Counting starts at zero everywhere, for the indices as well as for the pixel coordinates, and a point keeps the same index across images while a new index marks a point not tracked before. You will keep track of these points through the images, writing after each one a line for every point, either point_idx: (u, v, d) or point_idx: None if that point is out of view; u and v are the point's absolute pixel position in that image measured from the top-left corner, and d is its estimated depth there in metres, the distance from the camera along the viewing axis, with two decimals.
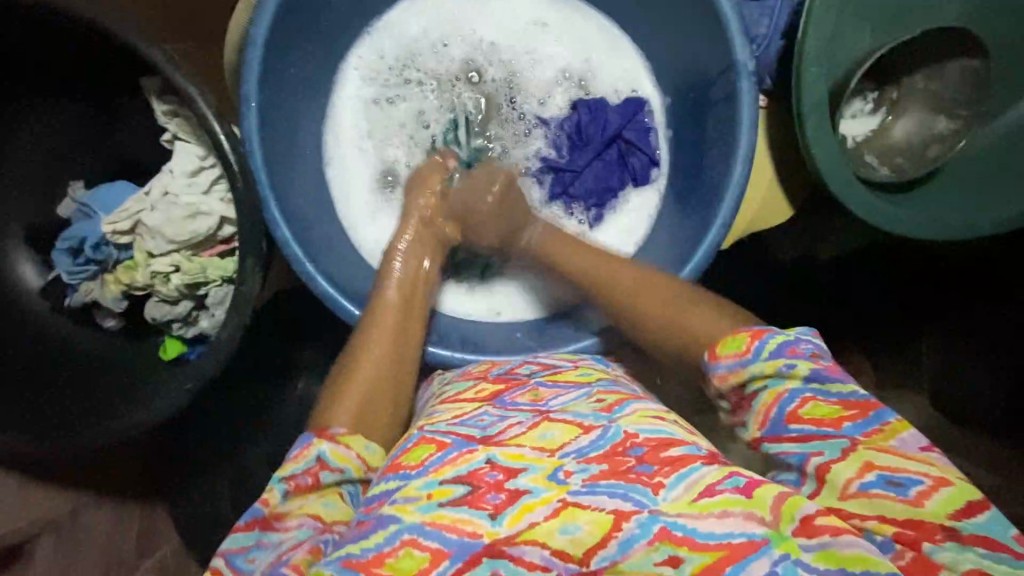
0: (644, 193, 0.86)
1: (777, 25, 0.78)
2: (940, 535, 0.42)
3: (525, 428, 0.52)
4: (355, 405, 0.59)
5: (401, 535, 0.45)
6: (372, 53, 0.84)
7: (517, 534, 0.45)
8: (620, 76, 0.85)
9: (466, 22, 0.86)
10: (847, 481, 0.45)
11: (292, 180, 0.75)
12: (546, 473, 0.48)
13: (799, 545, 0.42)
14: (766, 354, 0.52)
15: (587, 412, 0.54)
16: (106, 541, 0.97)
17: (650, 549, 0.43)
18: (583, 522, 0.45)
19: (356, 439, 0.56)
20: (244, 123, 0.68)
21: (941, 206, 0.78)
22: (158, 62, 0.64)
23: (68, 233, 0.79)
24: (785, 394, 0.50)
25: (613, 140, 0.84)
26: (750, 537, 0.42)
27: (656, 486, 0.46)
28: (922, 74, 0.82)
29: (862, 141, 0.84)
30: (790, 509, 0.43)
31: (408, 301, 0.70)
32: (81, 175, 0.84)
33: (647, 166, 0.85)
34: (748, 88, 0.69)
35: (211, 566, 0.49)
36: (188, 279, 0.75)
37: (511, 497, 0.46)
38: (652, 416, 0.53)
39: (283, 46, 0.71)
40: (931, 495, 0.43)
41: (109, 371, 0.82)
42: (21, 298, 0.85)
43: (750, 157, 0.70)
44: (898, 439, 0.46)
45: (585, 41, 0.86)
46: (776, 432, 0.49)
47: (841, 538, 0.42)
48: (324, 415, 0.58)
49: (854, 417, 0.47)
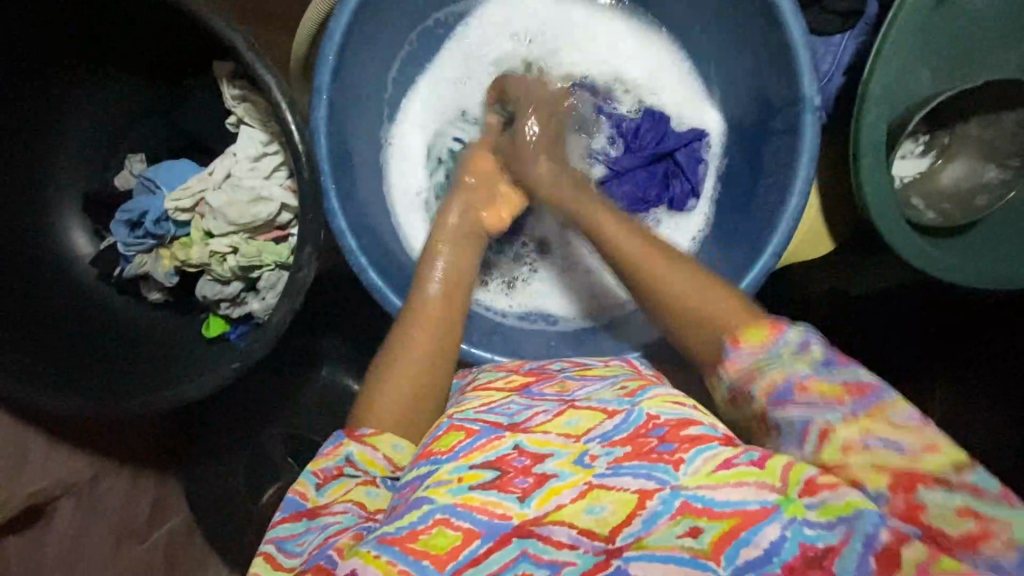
0: (676, 219, 0.88)
1: (840, 62, 0.80)
2: (931, 483, 0.43)
3: (550, 415, 0.53)
4: (399, 391, 0.61)
5: (434, 514, 0.45)
6: (433, 52, 0.87)
7: (545, 515, 0.45)
8: (674, 102, 0.88)
9: (526, 35, 0.89)
10: (848, 441, 0.45)
11: (353, 171, 0.78)
12: (572, 457, 0.48)
13: (804, 505, 0.43)
14: (787, 340, 0.51)
15: (611, 399, 0.54)
16: (122, 507, 0.97)
17: (673, 523, 0.43)
18: (607, 502, 0.45)
19: (383, 439, 0.57)
20: (314, 113, 0.70)
21: (981, 253, 0.79)
22: (239, 48, 0.65)
23: (128, 207, 0.81)
24: (792, 374, 0.49)
25: (663, 157, 0.87)
26: (762, 504, 0.43)
27: (676, 462, 0.46)
28: (977, 121, 0.82)
29: (909, 181, 0.85)
30: (796, 474, 0.45)
31: (451, 286, 0.69)
32: (143, 149, 0.87)
33: (688, 193, 0.87)
34: (811, 120, 0.70)
35: (261, 553, 0.51)
36: (244, 261, 0.77)
37: (539, 481, 0.47)
38: (672, 401, 0.53)
39: (358, 41, 0.73)
40: (924, 454, 0.44)
41: (154, 341, 0.84)
42: (67, 261, 0.87)
43: (806, 189, 0.71)
44: (897, 409, 0.46)
45: (643, 62, 0.89)
46: (783, 405, 0.49)
47: (836, 491, 0.43)
48: (366, 405, 0.61)
49: (857, 391, 0.47)
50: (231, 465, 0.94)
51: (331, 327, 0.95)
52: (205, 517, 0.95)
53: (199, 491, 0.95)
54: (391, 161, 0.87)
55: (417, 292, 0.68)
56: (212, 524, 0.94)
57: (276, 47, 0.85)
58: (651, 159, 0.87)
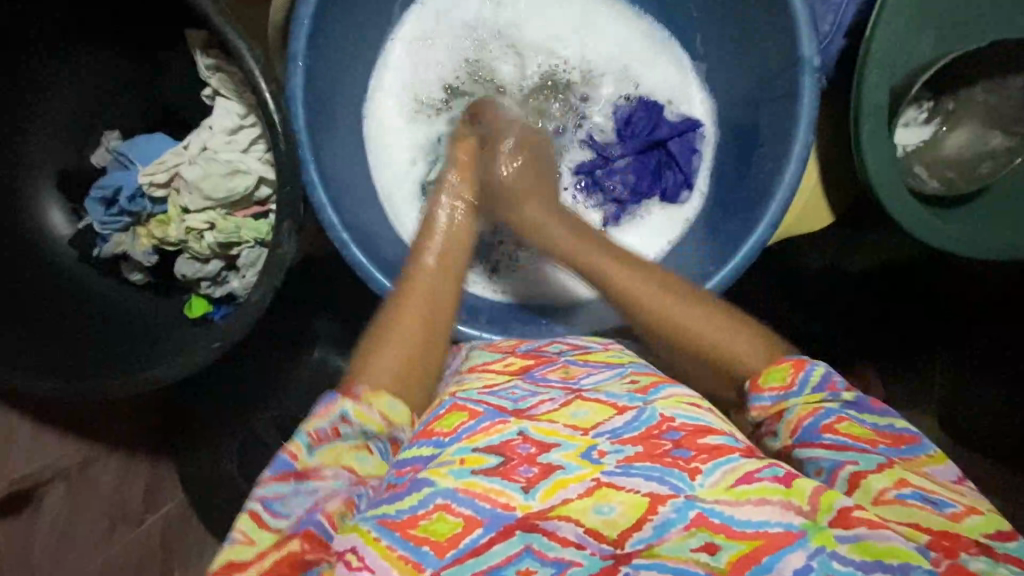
0: (668, 211, 0.86)
1: (841, 24, 0.76)
2: (974, 548, 0.41)
3: (557, 404, 0.51)
4: (383, 372, 0.55)
5: (435, 498, 0.43)
6: (421, 23, 0.84)
7: (550, 509, 0.43)
8: (670, 81, 0.85)
9: (519, 7, 0.85)
10: (881, 490, 0.44)
11: (333, 144, 0.75)
12: (579, 450, 0.46)
13: (835, 536, 0.41)
14: (811, 385, 0.52)
15: (620, 393, 0.52)
16: (114, 492, 0.96)
17: (687, 534, 0.41)
18: (617, 503, 0.43)
19: (380, 397, 0.53)
20: (290, 81, 0.68)
21: (986, 223, 0.76)
22: (208, 13, 0.62)
23: (103, 183, 0.79)
24: (822, 410, 0.50)
25: (655, 146, 0.85)
26: (786, 527, 0.41)
27: (692, 471, 0.44)
28: (983, 86, 0.78)
29: (912, 150, 0.81)
30: (828, 500, 0.42)
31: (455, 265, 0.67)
32: (120, 125, 0.84)
33: (679, 185, 0.84)
34: (809, 84, 0.68)
35: (245, 510, 0.47)
36: (221, 237, 0.76)
37: (544, 471, 0.45)
38: (689, 402, 0.51)
39: (336, 4, 0.70)
40: (965, 516, 0.43)
41: (136, 322, 0.82)
42: (45, 242, 0.84)
43: (805, 155, 0.69)
44: (933, 467, 0.47)
45: (641, 39, 0.86)
46: (808, 440, 0.49)
47: (875, 531, 0.41)
48: (358, 369, 0.56)
49: (888, 442, 0.48)
50: (221, 450, 0.92)
51: (320, 308, 0.92)
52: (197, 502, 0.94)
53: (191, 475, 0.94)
54: (376, 137, 0.84)
55: (414, 264, 0.66)
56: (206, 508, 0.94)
57: (253, 16, 0.81)
58: (644, 149, 0.85)
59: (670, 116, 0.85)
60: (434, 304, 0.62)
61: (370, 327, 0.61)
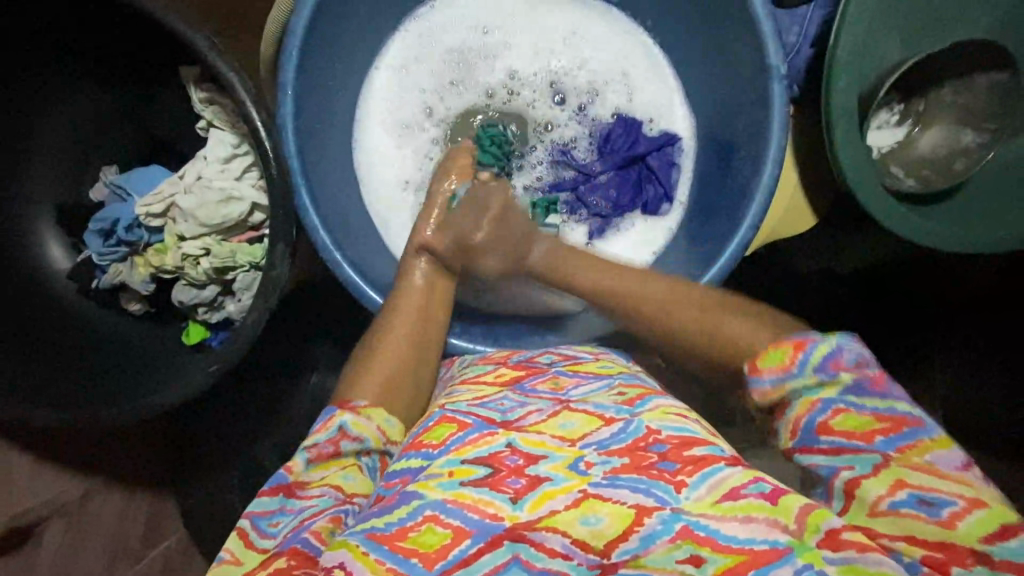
0: (651, 222, 0.88)
1: (807, 34, 0.80)
2: (970, 559, 0.41)
3: (545, 416, 0.52)
4: (375, 385, 0.59)
5: (424, 510, 0.44)
6: (406, 50, 0.87)
7: (538, 520, 0.43)
8: (651, 94, 0.88)
9: (501, 31, 0.88)
10: (876, 499, 0.44)
11: (322, 168, 0.78)
12: (566, 462, 0.47)
13: (824, 556, 0.41)
14: (810, 366, 0.50)
15: (608, 404, 0.53)
16: (115, 527, 0.94)
17: (672, 546, 0.42)
18: (603, 514, 0.44)
19: (376, 412, 0.57)
20: (281, 111, 0.71)
21: (972, 217, 0.77)
22: (200, 48, 0.65)
23: (101, 216, 0.82)
24: (818, 404, 0.49)
25: (635, 161, 0.87)
26: (773, 544, 0.41)
27: (678, 484, 0.45)
28: (951, 86, 0.82)
29: (887, 152, 0.85)
30: (816, 521, 0.42)
31: (432, 289, 0.71)
32: (116, 160, 0.87)
33: (660, 198, 0.87)
34: (779, 90, 0.71)
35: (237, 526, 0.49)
36: (217, 263, 0.78)
37: (532, 483, 0.45)
38: (675, 413, 0.52)
39: (320, 36, 0.73)
40: (964, 517, 0.42)
41: (133, 351, 0.83)
42: (45, 276, 0.86)
43: (779, 159, 0.71)
44: (933, 453, 0.45)
45: (625, 54, 0.88)
46: (808, 444, 0.48)
47: (866, 555, 0.41)
48: (350, 387, 0.59)
49: (887, 430, 0.46)
50: (225, 479, 0.91)
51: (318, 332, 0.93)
52: (198, 533, 0.92)
53: (191, 508, 0.92)
54: (366, 160, 0.86)
55: (404, 282, 0.70)
56: (207, 540, 0.92)
57: (244, 51, 0.85)
58: (624, 163, 0.87)
59: (648, 132, 0.87)
60: (420, 323, 0.67)
61: (357, 347, 0.66)
